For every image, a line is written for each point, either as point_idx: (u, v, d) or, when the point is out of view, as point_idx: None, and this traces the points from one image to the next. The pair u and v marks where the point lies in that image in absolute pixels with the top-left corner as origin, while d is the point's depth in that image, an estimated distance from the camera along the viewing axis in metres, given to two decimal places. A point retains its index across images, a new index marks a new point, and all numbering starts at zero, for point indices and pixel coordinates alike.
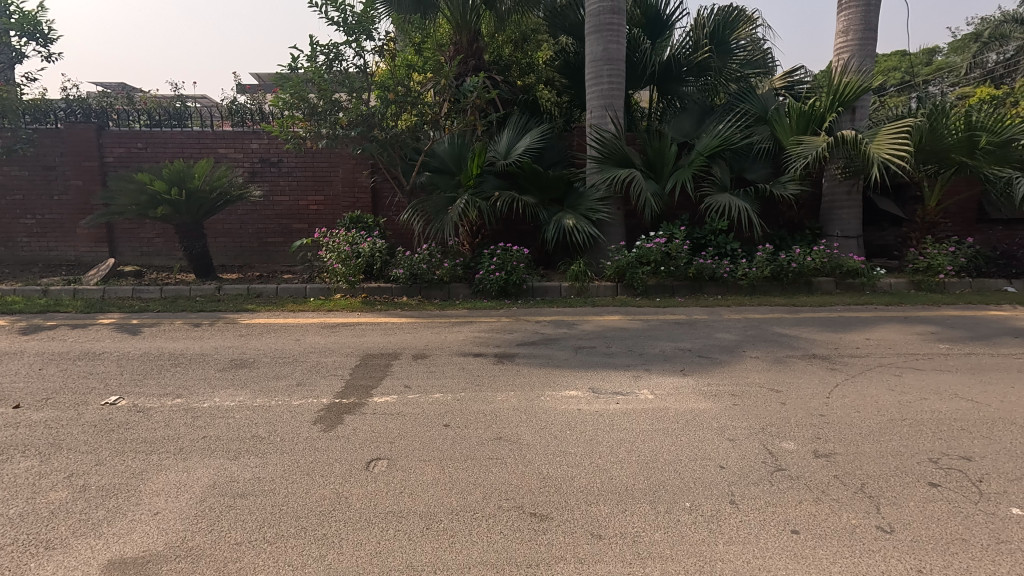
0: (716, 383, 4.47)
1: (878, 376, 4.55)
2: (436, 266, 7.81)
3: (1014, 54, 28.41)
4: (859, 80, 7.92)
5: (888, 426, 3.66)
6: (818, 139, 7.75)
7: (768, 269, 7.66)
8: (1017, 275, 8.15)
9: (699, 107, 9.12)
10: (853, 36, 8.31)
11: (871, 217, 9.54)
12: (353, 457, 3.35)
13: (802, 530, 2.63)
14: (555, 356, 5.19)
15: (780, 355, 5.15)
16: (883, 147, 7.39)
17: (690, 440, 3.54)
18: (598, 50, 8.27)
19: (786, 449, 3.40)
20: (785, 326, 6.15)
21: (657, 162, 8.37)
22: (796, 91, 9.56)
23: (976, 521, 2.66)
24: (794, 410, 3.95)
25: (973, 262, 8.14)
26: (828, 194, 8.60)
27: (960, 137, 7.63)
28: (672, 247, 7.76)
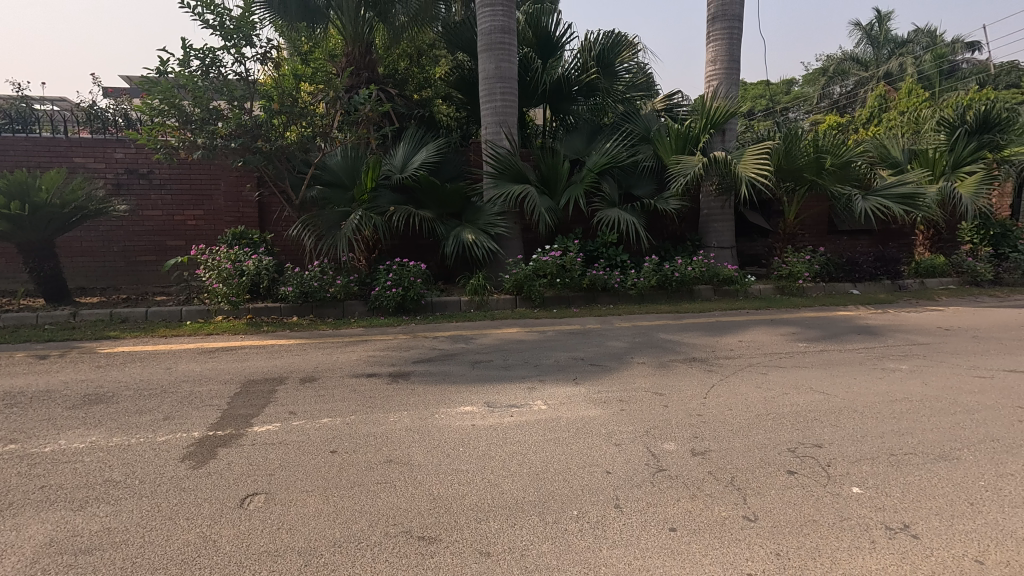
0: (605, 390, 4.64)
1: (748, 375, 4.96)
2: (328, 283, 7.47)
3: (854, 88, 32.71)
4: (727, 105, 8.71)
5: (755, 421, 3.99)
6: (694, 159, 8.42)
7: (654, 279, 8.16)
8: (860, 279, 9.32)
9: (589, 125, 9.57)
10: (720, 65, 9.15)
11: (743, 230, 10.51)
12: (225, 494, 3.07)
13: (679, 527, 2.77)
14: (451, 372, 5.14)
15: (665, 359, 5.47)
16: (748, 166, 8.17)
17: (580, 447, 3.65)
18: (491, 68, 8.41)
19: (667, 449, 3.59)
20: (670, 332, 6.55)
21: (551, 178, 8.63)
22: (676, 113, 10.33)
23: (824, 502, 2.96)
24: (675, 411, 4.20)
25: (825, 268, 9.20)
26: (705, 209, 9.34)
27: (810, 159, 8.62)
28: (567, 259, 8.00)
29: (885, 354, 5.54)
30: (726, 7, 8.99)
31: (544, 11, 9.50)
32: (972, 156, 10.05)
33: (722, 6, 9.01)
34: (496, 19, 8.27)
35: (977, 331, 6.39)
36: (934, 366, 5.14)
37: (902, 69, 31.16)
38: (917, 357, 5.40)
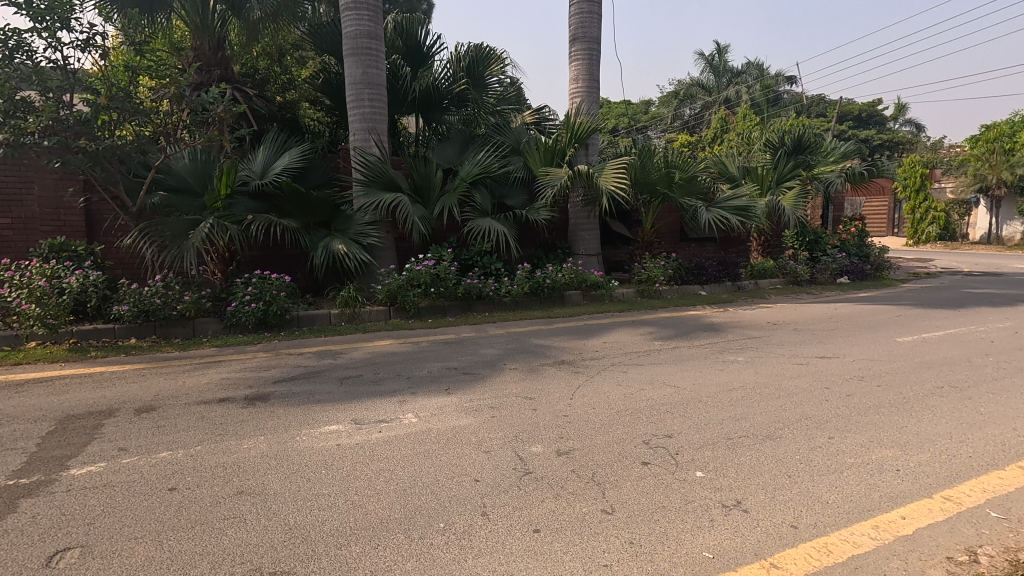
0: (477, 398, 4.66)
1: (610, 374, 5.28)
2: (175, 299, 6.72)
3: (700, 111, 37.29)
4: (589, 121, 9.26)
5: (615, 417, 4.25)
6: (561, 171, 8.86)
7: (527, 286, 8.41)
8: (708, 282, 10.39)
9: (461, 136, 9.64)
10: (582, 84, 9.73)
11: (608, 238, 11.23)
12: (26, 554, 2.59)
13: (542, 527, 2.84)
14: (315, 391, 4.85)
15: (535, 364, 5.64)
16: (609, 179, 8.75)
17: (449, 457, 3.62)
18: (358, 73, 8.16)
19: (534, 452, 3.69)
20: (542, 337, 6.77)
21: (424, 187, 8.57)
22: (544, 127, 10.78)
23: (673, 488, 3.21)
24: (543, 414, 4.34)
25: (678, 272, 10.13)
26: (573, 218, 9.84)
27: (662, 173, 9.45)
28: (441, 269, 7.96)
29: (726, 348, 6.21)
30: (585, 29, 9.59)
31: (412, 20, 9.43)
32: (791, 174, 11.70)
33: (582, 29, 9.60)
34: (362, 24, 8.04)
35: (797, 324, 7.41)
36: (764, 357, 5.85)
37: (739, 96, 35.46)
38: (750, 349, 6.12)
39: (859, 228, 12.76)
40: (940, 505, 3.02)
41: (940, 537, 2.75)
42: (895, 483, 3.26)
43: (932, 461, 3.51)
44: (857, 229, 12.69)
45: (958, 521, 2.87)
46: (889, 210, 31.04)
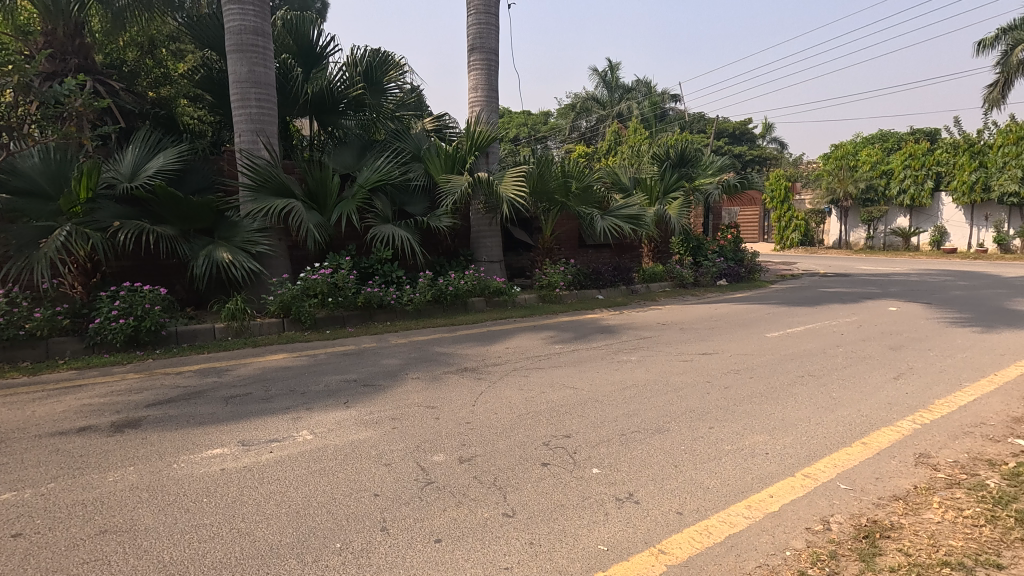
0: (377, 410, 4.53)
1: (513, 379, 5.37)
2: (22, 318, 5.88)
3: (595, 123, 39.44)
4: (488, 130, 9.38)
5: (517, 421, 4.33)
6: (462, 179, 8.90)
7: (429, 293, 8.33)
8: (604, 286, 10.91)
9: (359, 141, 9.37)
10: (481, 93, 9.85)
11: (510, 245, 11.42)
12: None
13: (443, 537, 2.82)
14: (196, 413, 4.45)
15: (438, 372, 5.59)
16: (509, 187, 8.92)
17: (347, 473, 3.48)
18: (243, 71, 7.66)
19: (435, 461, 3.66)
20: (445, 345, 6.73)
21: (319, 192, 8.22)
22: (445, 134, 10.75)
23: (571, 487, 3.32)
24: (445, 422, 4.31)
25: (576, 278, 10.53)
26: (475, 225, 9.91)
27: (559, 182, 9.79)
28: (339, 277, 7.67)
29: (620, 349, 6.55)
30: (483, 40, 9.74)
31: (303, 18, 9.03)
32: (676, 185, 12.60)
33: (480, 39, 9.74)
34: (247, 20, 7.58)
35: (683, 324, 7.99)
36: (654, 355, 6.25)
37: (630, 110, 37.71)
38: (642, 349, 6.50)
39: (735, 235, 14.01)
40: (801, 482, 3.39)
41: (801, 510, 3.08)
42: (764, 465, 3.61)
43: (794, 443, 3.94)
44: (733, 235, 13.94)
45: (815, 495, 3.24)
46: (760, 218, 34.48)
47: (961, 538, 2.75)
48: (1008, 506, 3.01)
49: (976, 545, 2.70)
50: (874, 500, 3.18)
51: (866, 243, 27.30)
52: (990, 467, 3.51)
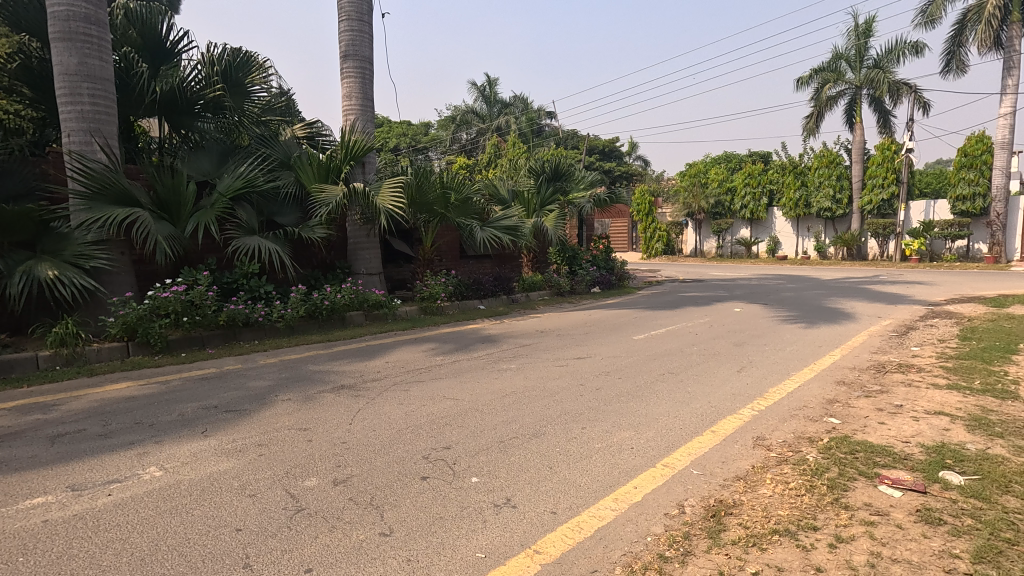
0: (241, 437, 4.18)
1: (392, 394, 5.24)
2: None
3: (475, 135, 40.17)
4: (365, 139, 9.14)
5: (396, 437, 4.25)
6: (337, 189, 8.59)
7: (302, 309, 7.90)
8: (485, 296, 11.10)
9: (220, 146, 8.65)
10: (355, 101, 9.59)
11: (390, 256, 11.18)
12: None
13: (314, 566, 2.68)
14: (10, 458, 3.78)
15: (312, 392, 5.29)
16: (386, 199, 8.74)
17: (205, 509, 3.18)
18: (72, 63, 6.74)
19: (307, 486, 3.46)
20: (319, 362, 6.41)
21: (172, 201, 7.44)
22: (318, 142, 10.28)
23: (450, 498, 3.32)
24: (319, 443, 4.11)
25: (458, 288, 10.58)
26: (352, 237, 9.58)
27: (437, 194, 9.82)
28: (196, 294, 6.99)
29: (500, 357, 6.70)
30: (357, 48, 9.50)
31: (149, 8, 8.13)
32: (551, 198, 13.20)
33: (354, 46, 9.49)
34: (76, 5, 6.68)
35: (560, 330, 8.36)
36: (532, 362, 6.46)
37: (508, 125, 38.88)
38: (521, 357, 6.70)
39: (606, 245, 14.97)
40: (661, 472, 3.70)
41: (660, 497, 3.37)
42: (630, 459, 3.89)
43: (655, 436, 4.30)
44: (604, 246, 14.88)
45: (673, 483, 3.56)
46: (629, 229, 37.17)
47: (787, 507, 3.18)
48: (822, 476, 3.54)
49: (798, 511, 3.14)
50: (721, 482, 3.56)
51: (717, 252, 30.59)
52: (809, 443, 4.10)
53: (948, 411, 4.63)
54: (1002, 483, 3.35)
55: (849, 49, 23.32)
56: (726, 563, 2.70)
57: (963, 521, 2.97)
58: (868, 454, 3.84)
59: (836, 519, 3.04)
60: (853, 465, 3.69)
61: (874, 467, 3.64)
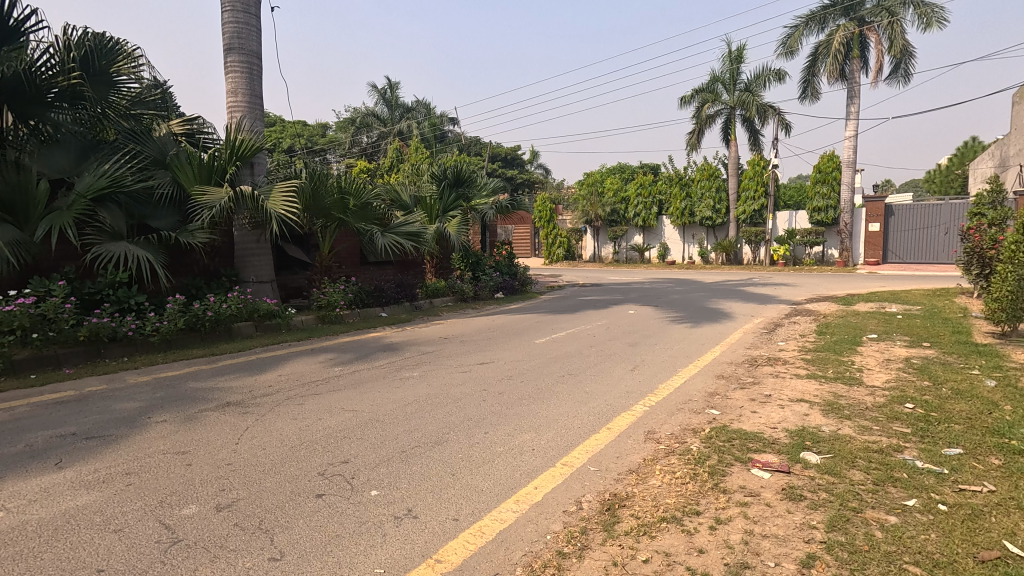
0: (106, 467, 3.73)
1: (285, 410, 4.94)
2: None
3: (376, 138, 39.25)
4: (253, 139, 8.58)
5: (288, 454, 4.01)
6: (221, 191, 8.01)
7: (181, 320, 7.23)
8: (387, 303, 10.84)
9: (79, 141, 7.70)
10: (241, 98, 8.99)
11: (284, 263, 10.57)
12: None
13: None
14: None
15: (192, 412, 4.85)
16: (278, 202, 8.25)
17: (58, 552, 2.79)
18: None
19: (185, 515, 3.16)
20: (202, 379, 5.89)
21: (18, 201, 6.51)
22: (198, 140, 9.49)
23: (347, 514, 3.19)
24: (200, 467, 3.77)
25: (358, 296, 10.23)
26: (239, 242, 8.95)
27: (335, 199, 9.46)
28: (48, 307, 6.16)
29: (403, 365, 6.57)
30: (242, 41, 8.91)
31: None
32: (454, 205, 13.20)
33: (238, 39, 8.90)
34: None
35: (464, 337, 8.36)
36: (435, 369, 6.39)
37: (410, 129, 38.40)
38: (424, 364, 6.61)
39: (509, 251, 15.21)
40: (560, 471, 3.82)
41: (559, 496, 3.47)
42: (531, 461, 3.97)
43: (555, 436, 4.42)
44: (507, 252, 15.10)
45: (571, 480, 3.68)
46: (531, 236, 38.04)
47: (674, 495, 3.41)
48: (704, 464, 3.84)
49: (683, 499, 3.37)
50: (615, 476, 3.74)
51: (613, 257, 32.21)
52: (693, 434, 4.43)
53: (807, 397, 5.22)
54: (849, 459, 3.83)
55: (725, 72, 25.64)
56: (620, 553, 2.83)
57: (819, 495, 3.36)
58: (743, 441, 4.22)
59: (716, 503, 3.31)
60: (730, 451, 4.03)
61: (747, 452, 4.02)
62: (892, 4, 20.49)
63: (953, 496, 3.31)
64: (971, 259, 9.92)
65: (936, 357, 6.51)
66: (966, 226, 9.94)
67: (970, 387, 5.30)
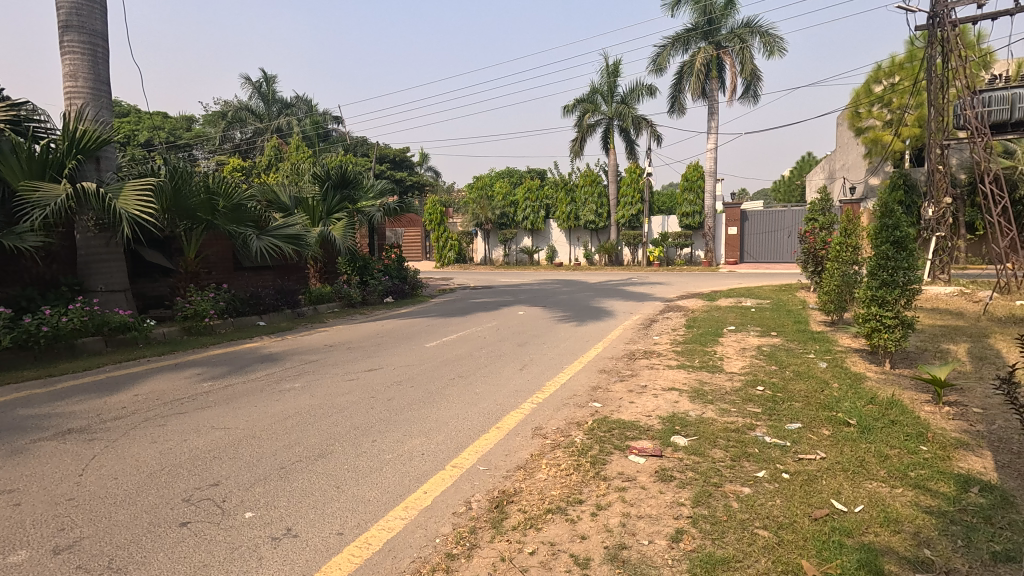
0: None
1: (142, 432, 4.43)
2: None
3: (252, 135, 36.61)
4: (98, 130, 7.62)
5: (147, 481, 3.60)
6: (57, 188, 7.02)
7: (7, 338, 6.21)
8: (265, 311, 10.13)
9: None
10: (83, 84, 7.93)
11: (141, 270, 9.50)
12: None
13: None
14: None
15: (23, 443, 4.18)
16: (130, 203, 7.39)
17: None
18: None
19: (11, 563, 2.72)
20: (36, 404, 5.10)
21: None
22: (27, 127, 8.21)
23: (216, 540, 2.94)
24: (34, 506, 3.27)
25: (231, 304, 9.46)
26: (83, 247, 7.89)
27: (201, 199, 8.67)
28: None
29: (283, 377, 6.17)
30: (84, 20, 7.88)
31: None
32: (338, 207, 12.66)
33: (78, 17, 7.85)
34: None
35: (351, 343, 8.06)
36: (319, 379, 6.09)
37: (290, 126, 36.30)
38: (306, 374, 6.26)
39: (398, 255, 14.91)
40: (449, 473, 3.81)
41: (449, 498, 3.46)
42: (420, 465, 3.93)
43: (445, 439, 4.41)
44: (396, 255, 14.79)
45: (461, 481, 3.69)
46: (421, 239, 37.59)
47: (559, 487, 3.56)
48: (586, 454, 4.04)
49: (567, 489, 3.52)
50: (504, 474, 3.81)
51: (504, 260, 32.81)
52: (577, 427, 4.65)
53: (677, 386, 5.70)
54: (712, 439, 4.24)
55: (603, 85, 27.21)
56: (508, 548, 2.89)
57: (687, 474, 3.68)
58: (622, 430, 4.51)
59: (597, 490, 3.50)
60: (610, 441, 4.29)
61: (625, 440, 4.29)
62: (742, 32, 23.06)
63: (794, 464, 3.80)
64: (807, 258, 11.40)
65: (782, 345, 7.43)
66: (803, 229, 11.41)
67: (807, 369, 6.12)
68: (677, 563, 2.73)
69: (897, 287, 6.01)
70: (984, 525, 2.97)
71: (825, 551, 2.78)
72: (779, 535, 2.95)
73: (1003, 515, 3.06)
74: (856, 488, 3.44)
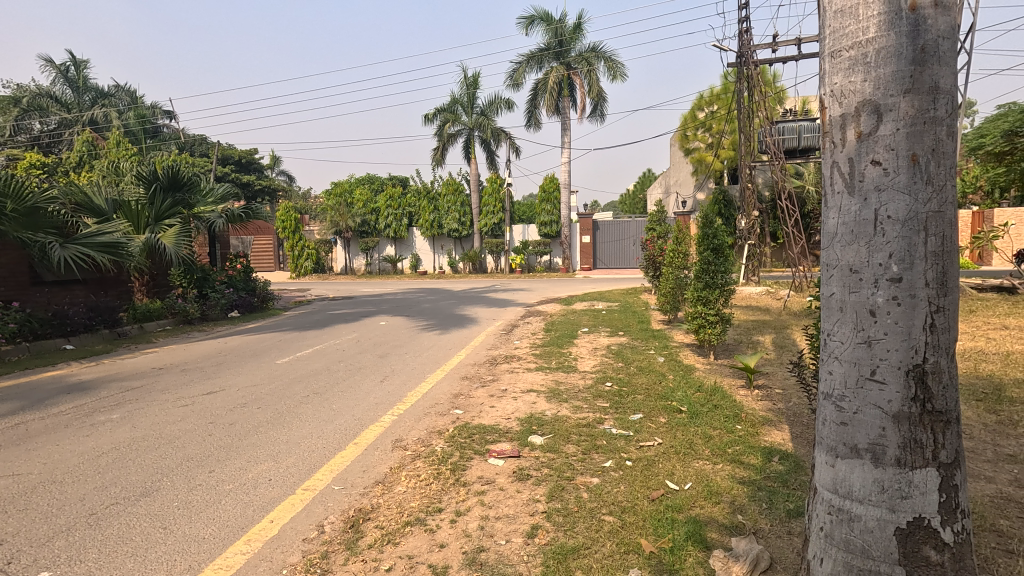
0: None
1: None
2: None
3: (56, 126, 31.24)
4: None
5: None
6: None
7: None
8: (74, 332, 8.66)
9: None
10: None
11: None
12: None
13: None
14: None
15: None
16: None
17: None
18: None
19: None
20: None
21: None
22: None
23: None
24: None
25: (26, 326, 7.95)
26: None
27: None
28: None
29: (96, 408, 5.30)
30: None
31: None
32: (169, 212, 11.26)
33: None
34: None
35: (186, 365, 7.20)
36: (144, 408, 5.34)
37: (107, 119, 31.62)
38: (127, 404, 5.45)
39: (244, 265, 13.66)
40: (299, 497, 3.56)
41: (298, 524, 3.23)
42: (267, 493, 3.63)
43: (296, 461, 4.13)
44: (243, 265, 13.56)
45: (312, 505, 3.47)
46: (273, 247, 34.89)
47: (418, 497, 3.51)
48: (446, 462, 4.04)
49: (427, 499, 3.49)
50: (360, 491, 3.66)
51: (366, 269, 31.67)
52: (438, 435, 4.63)
53: (535, 387, 5.95)
54: (565, 435, 4.49)
55: (462, 96, 27.58)
56: (363, 568, 2.78)
57: (542, 471, 3.85)
58: (481, 434, 4.58)
59: (457, 497, 3.51)
60: (471, 446, 4.33)
61: (485, 444, 4.37)
62: (589, 56, 24.88)
63: (636, 452, 4.17)
64: (648, 264, 12.59)
65: (627, 343, 8.12)
66: (644, 238, 12.59)
67: (648, 364, 6.76)
68: (532, 558, 2.83)
69: (716, 288, 6.94)
70: (782, 487, 3.51)
71: (659, 528, 3.07)
72: (622, 518, 3.20)
73: (795, 478, 3.64)
74: (685, 468, 3.87)
